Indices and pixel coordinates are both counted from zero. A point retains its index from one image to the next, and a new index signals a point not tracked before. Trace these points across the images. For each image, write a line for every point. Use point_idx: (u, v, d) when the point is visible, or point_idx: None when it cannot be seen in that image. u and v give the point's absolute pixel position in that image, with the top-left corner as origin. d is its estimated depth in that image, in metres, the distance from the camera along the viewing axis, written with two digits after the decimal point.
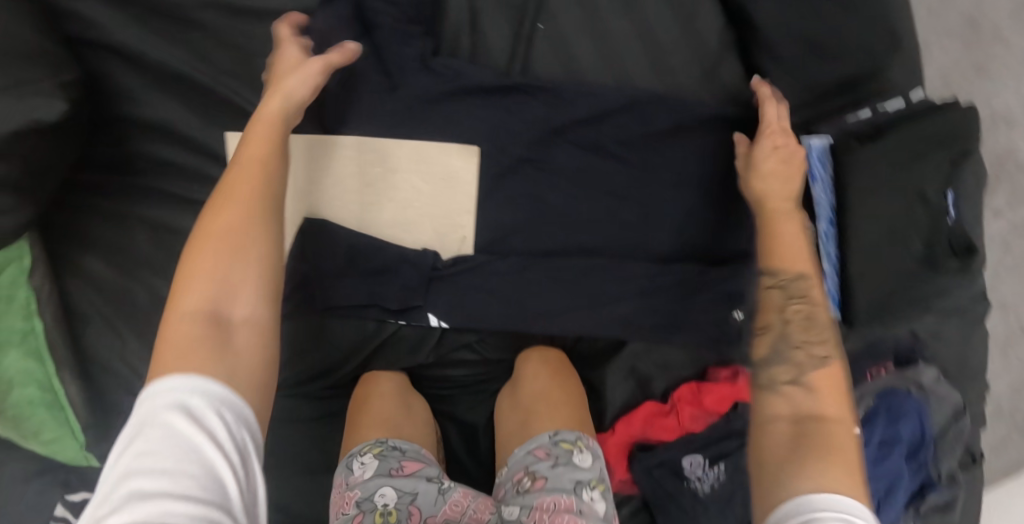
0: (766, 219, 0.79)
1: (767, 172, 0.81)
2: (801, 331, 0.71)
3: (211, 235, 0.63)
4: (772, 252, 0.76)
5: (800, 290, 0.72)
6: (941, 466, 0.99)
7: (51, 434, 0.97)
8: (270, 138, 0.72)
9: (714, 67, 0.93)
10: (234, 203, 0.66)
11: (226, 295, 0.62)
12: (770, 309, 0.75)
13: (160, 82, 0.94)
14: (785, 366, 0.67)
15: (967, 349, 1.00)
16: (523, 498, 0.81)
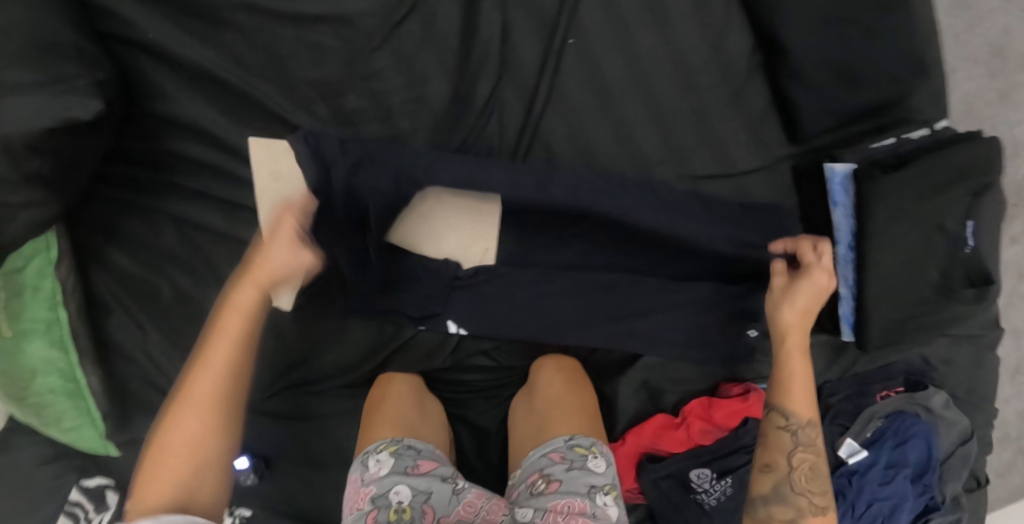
0: (782, 354, 0.80)
1: (799, 306, 0.79)
2: (803, 481, 0.77)
3: (172, 438, 0.68)
4: (790, 401, 0.79)
5: (807, 442, 0.79)
6: (946, 489, 1.00)
7: (72, 422, 1.00)
8: (238, 340, 0.73)
9: (742, 88, 0.89)
10: (201, 391, 0.70)
11: (187, 491, 0.68)
12: (776, 451, 0.79)
13: (195, 83, 0.94)
14: (786, 507, 0.76)
15: (978, 375, 1.01)
16: (537, 500, 0.83)
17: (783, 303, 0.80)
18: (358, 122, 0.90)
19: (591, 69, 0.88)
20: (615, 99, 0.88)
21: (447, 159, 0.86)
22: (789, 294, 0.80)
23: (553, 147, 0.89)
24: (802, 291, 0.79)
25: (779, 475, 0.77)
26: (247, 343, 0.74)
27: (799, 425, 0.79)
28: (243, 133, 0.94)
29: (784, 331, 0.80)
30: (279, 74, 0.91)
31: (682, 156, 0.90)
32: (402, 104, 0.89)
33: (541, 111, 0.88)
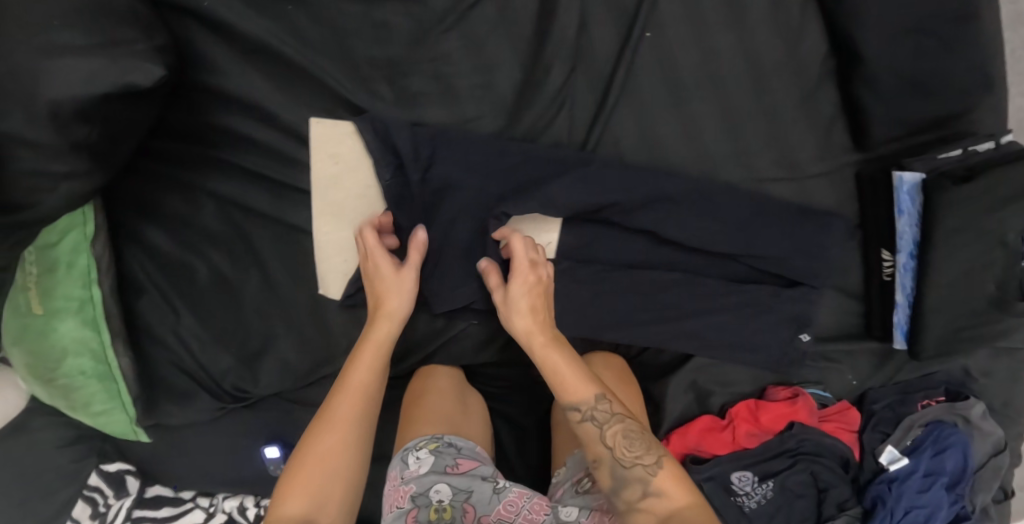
0: (538, 355, 0.77)
1: (522, 308, 0.78)
2: (627, 453, 0.71)
3: (310, 458, 0.73)
4: (573, 393, 0.75)
5: (605, 417, 0.73)
6: (976, 499, 1.00)
7: (102, 406, 0.96)
8: (373, 364, 0.80)
9: (814, 91, 0.89)
10: (341, 421, 0.76)
11: (317, 507, 0.72)
12: (592, 444, 0.73)
13: (248, 58, 0.88)
14: (633, 485, 0.69)
15: (1016, 388, 1.02)
16: (581, 499, 0.85)
17: (510, 314, 0.79)
18: (423, 106, 0.87)
19: (666, 63, 0.87)
20: (687, 96, 0.88)
21: (514, 147, 0.86)
22: (507, 301, 0.79)
23: (623, 142, 0.88)
24: (517, 291, 0.79)
25: (609, 464, 0.71)
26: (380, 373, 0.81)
27: (596, 407, 0.74)
28: (298, 111, 0.90)
29: (526, 337, 0.78)
30: (342, 52, 0.87)
31: (749, 158, 0.90)
32: (471, 89, 0.87)
33: (613, 103, 0.87)
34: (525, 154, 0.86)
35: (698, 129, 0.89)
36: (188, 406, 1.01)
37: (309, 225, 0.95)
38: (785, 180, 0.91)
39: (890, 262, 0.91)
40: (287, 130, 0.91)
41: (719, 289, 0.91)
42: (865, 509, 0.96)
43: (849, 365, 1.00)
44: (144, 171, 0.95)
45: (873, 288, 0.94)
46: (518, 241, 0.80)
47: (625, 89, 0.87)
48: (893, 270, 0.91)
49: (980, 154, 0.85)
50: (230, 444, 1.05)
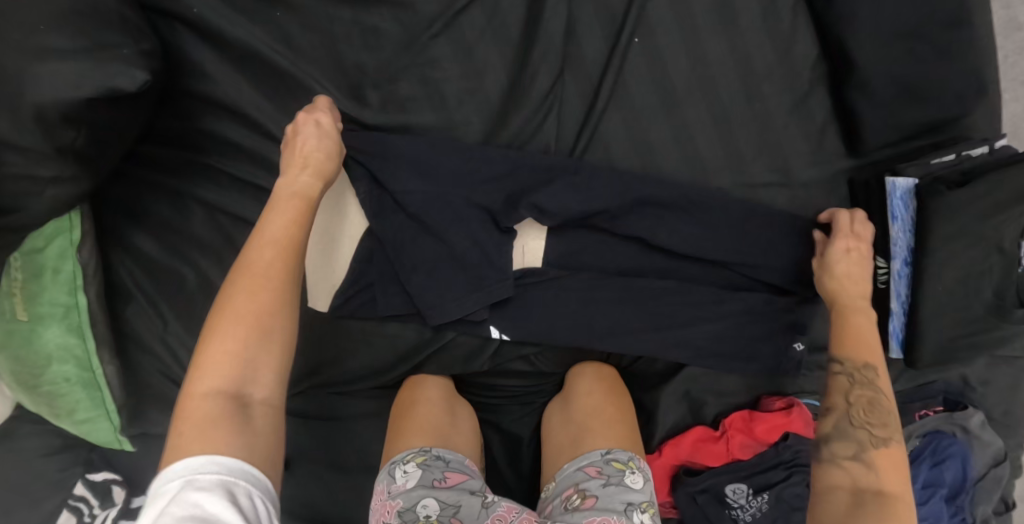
0: (840, 308, 0.81)
1: (848, 269, 0.82)
2: (864, 416, 0.76)
3: (232, 321, 0.64)
4: (844, 349, 0.79)
5: (864, 381, 0.77)
6: (978, 511, 0.99)
7: (85, 415, 0.94)
8: (290, 224, 0.72)
9: (805, 97, 0.89)
10: (260, 276, 0.67)
11: (250, 377, 0.63)
12: (834, 393, 0.78)
13: (237, 64, 0.88)
14: (850, 443, 0.73)
15: (1015, 398, 1.00)
16: (572, 515, 0.81)
17: (829, 270, 0.83)
18: (410, 111, 0.86)
19: (655, 69, 0.87)
20: (677, 102, 0.88)
21: (503, 154, 0.85)
22: (838, 254, 0.83)
23: (614, 149, 0.88)
24: (846, 251, 0.83)
25: (837, 415, 0.77)
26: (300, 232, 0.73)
27: (855, 368, 0.78)
28: (285, 117, 0.89)
29: (835, 294, 0.82)
30: (330, 57, 0.86)
31: (741, 163, 0.89)
32: (457, 96, 0.86)
33: (602, 109, 0.87)
34: (513, 159, 0.85)
35: (689, 136, 0.88)
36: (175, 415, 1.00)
37: None
38: (778, 188, 0.90)
39: (884, 270, 0.89)
40: (274, 136, 0.90)
41: (712, 296, 0.89)
42: None
43: None
44: (134, 177, 0.94)
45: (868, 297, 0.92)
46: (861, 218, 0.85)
47: (614, 94, 0.87)
48: (887, 277, 0.89)
49: (974, 158, 0.85)
50: None
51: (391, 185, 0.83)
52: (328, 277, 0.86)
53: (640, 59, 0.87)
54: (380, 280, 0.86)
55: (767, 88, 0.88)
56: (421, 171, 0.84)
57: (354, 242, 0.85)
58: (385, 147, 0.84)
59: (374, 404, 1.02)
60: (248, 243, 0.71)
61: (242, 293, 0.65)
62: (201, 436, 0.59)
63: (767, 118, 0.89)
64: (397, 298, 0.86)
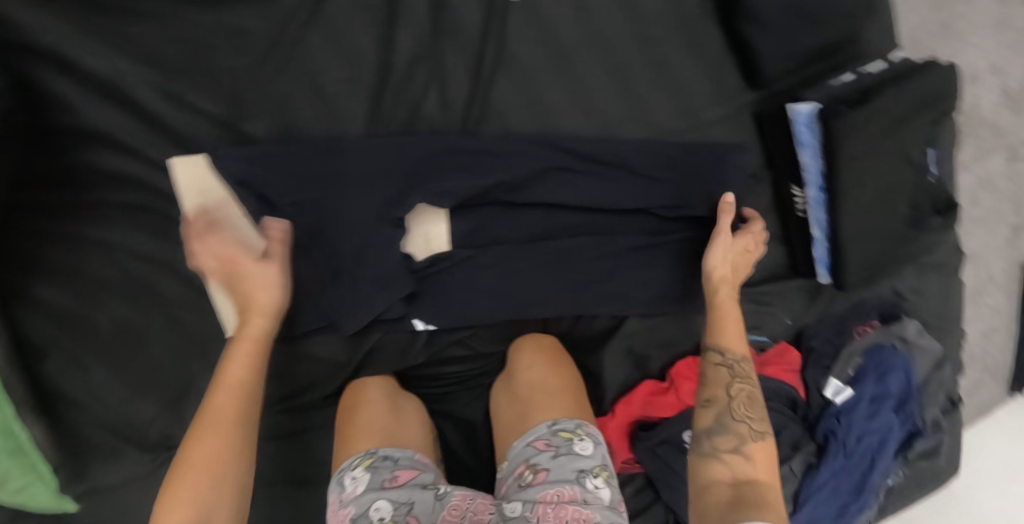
0: (719, 300, 0.81)
1: (737, 258, 0.83)
2: (741, 409, 0.75)
3: (187, 469, 0.66)
4: (720, 338, 0.79)
5: (742, 373, 0.78)
6: (926, 415, 1.02)
7: (18, 482, 0.87)
8: (247, 365, 0.73)
9: (697, 39, 0.87)
10: (224, 420, 0.69)
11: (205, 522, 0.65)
12: (714, 386, 0.77)
13: (103, 90, 0.82)
14: (730, 435, 0.72)
15: (945, 302, 1.03)
16: (526, 492, 0.80)
17: (719, 252, 0.82)
18: (296, 112, 0.82)
19: (541, 31, 0.84)
20: (568, 60, 0.85)
21: (399, 144, 0.81)
22: (732, 242, 0.83)
23: (515, 120, 0.85)
24: (744, 240, 0.84)
25: (719, 407, 0.75)
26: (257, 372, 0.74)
27: (735, 360, 0.78)
28: (166, 138, 0.84)
29: (718, 279, 0.82)
30: (199, 69, 0.82)
31: (644, 114, 0.87)
32: (341, 90, 0.82)
33: (492, 79, 0.84)
34: (411, 147, 0.81)
35: (587, 93, 0.86)
36: (118, 465, 0.96)
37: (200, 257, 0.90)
38: (685, 134, 0.89)
39: (801, 198, 0.89)
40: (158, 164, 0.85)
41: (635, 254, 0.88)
42: (819, 444, 0.96)
43: (782, 306, 0.99)
44: (16, 227, 0.87)
45: (791, 227, 0.93)
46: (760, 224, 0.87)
47: (505, 64, 0.84)
48: (804, 205, 0.90)
49: (873, 74, 0.85)
50: None
51: (288, 195, 0.79)
52: None
53: (524, 23, 0.84)
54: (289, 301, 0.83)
55: (658, 33, 0.86)
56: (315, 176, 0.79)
57: None
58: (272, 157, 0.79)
59: (321, 415, 1.00)
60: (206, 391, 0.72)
61: (198, 441, 0.67)
62: None
63: (663, 64, 0.87)
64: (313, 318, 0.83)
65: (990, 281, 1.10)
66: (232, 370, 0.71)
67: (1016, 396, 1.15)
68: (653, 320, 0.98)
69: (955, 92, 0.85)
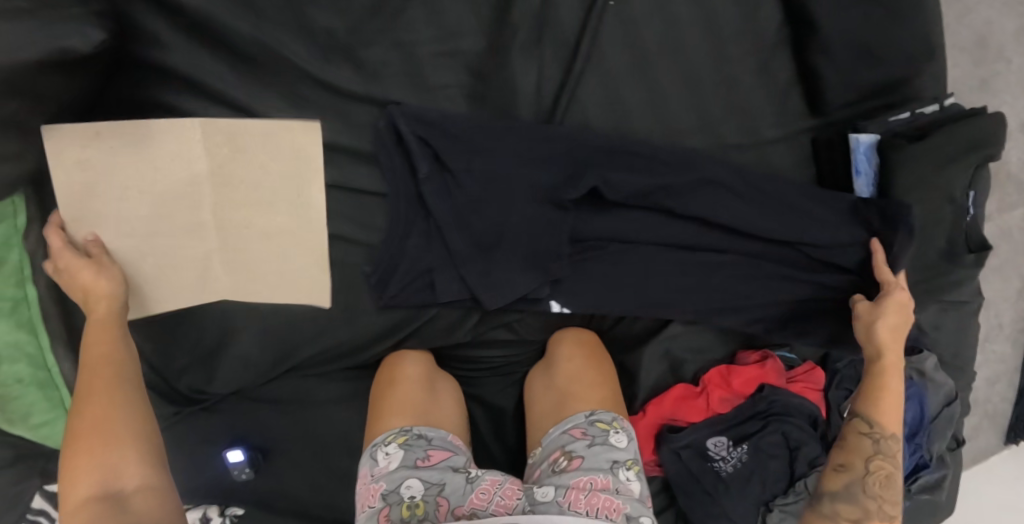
0: (881, 369, 0.84)
1: (892, 322, 0.85)
2: (875, 487, 0.81)
3: (80, 436, 0.69)
4: (874, 411, 0.84)
5: (886, 452, 0.83)
6: (933, 448, 1.06)
7: (43, 416, 0.89)
8: (107, 338, 0.76)
9: (770, 62, 0.92)
10: (101, 387, 0.72)
11: (112, 472, 0.67)
12: (853, 453, 0.83)
13: (196, 30, 0.81)
14: (852, 506, 0.81)
15: (963, 341, 1.08)
16: (559, 478, 0.82)
17: (869, 321, 0.85)
18: (387, 80, 0.86)
19: (628, 33, 0.88)
20: (650, 66, 0.89)
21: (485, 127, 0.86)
22: (880, 315, 0.85)
23: (595, 117, 0.89)
24: (890, 301, 0.85)
25: (853, 476, 0.82)
26: (125, 341, 0.78)
27: (883, 437, 0.83)
28: (250, 87, 0.84)
29: (876, 353, 0.85)
30: (297, 22, 0.82)
31: (711, 126, 0.92)
32: (433, 63, 0.86)
33: (580, 73, 0.87)
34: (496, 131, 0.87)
35: (662, 99, 0.90)
36: None
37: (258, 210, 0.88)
38: (746, 151, 0.93)
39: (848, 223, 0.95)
40: (242, 107, 0.84)
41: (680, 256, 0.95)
42: None
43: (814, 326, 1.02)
44: None
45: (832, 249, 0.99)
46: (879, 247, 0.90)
47: (591, 60, 0.87)
48: None
49: (927, 116, 0.91)
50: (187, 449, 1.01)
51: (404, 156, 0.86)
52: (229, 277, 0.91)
53: (614, 24, 0.87)
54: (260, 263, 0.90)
55: (735, 52, 0.91)
56: (278, 145, 0.85)
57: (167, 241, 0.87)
58: (274, 119, 0.84)
59: (352, 386, 1.00)
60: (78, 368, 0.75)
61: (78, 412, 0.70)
62: None
63: (734, 81, 0.92)
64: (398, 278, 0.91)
65: (999, 329, 1.16)
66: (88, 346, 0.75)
67: (1011, 445, 1.21)
68: (691, 327, 1.01)
69: (1001, 138, 0.91)
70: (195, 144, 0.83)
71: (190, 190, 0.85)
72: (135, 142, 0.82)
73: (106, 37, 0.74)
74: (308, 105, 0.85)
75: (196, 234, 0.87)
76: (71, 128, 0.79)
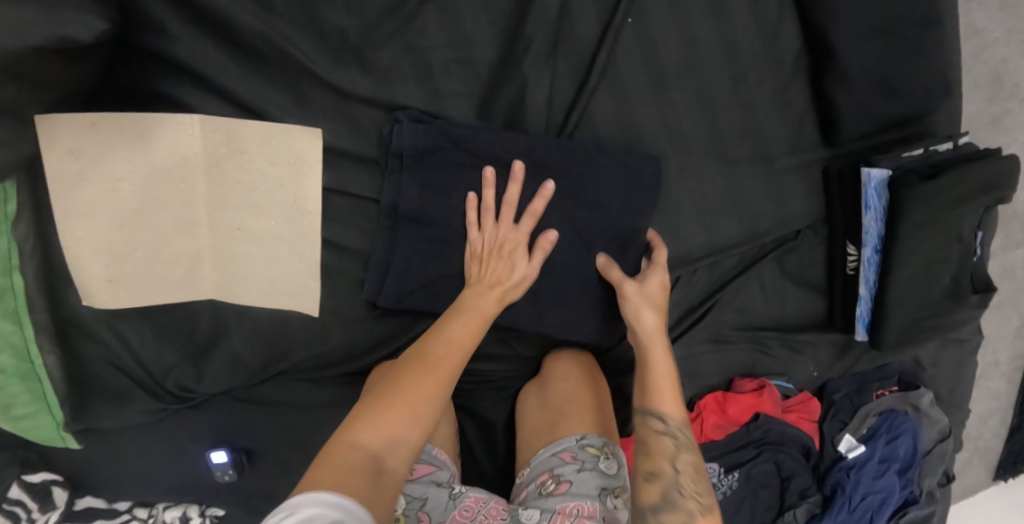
0: (645, 348, 0.81)
1: (659, 317, 0.82)
2: (688, 483, 0.74)
3: (396, 398, 0.70)
4: (660, 403, 0.79)
5: (684, 442, 0.77)
6: (924, 483, 1.04)
7: (24, 409, 0.87)
8: (470, 334, 0.77)
9: (785, 89, 0.91)
10: (441, 369, 0.73)
11: (392, 443, 0.67)
12: (658, 456, 0.76)
13: (203, 21, 0.79)
14: (677, 512, 0.72)
15: (958, 379, 1.07)
16: (545, 501, 0.82)
17: (632, 307, 0.82)
18: (397, 82, 0.84)
19: (646, 51, 0.86)
20: (665, 85, 0.88)
21: (495, 136, 0.84)
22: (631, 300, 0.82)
23: (608, 134, 0.88)
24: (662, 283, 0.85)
25: (665, 481, 0.74)
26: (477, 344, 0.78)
27: (676, 429, 0.78)
28: (256, 83, 0.82)
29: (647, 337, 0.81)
30: (306, 19, 0.80)
31: (723, 149, 0.91)
32: (444, 70, 0.84)
33: (594, 87, 0.86)
34: (507, 143, 0.84)
35: (674, 120, 0.89)
36: (125, 409, 0.93)
37: (256, 211, 0.85)
38: (755, 177, 0.93)
39: (855, 256, 0.94)
40: (244, 103, 0.82)
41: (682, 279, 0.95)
42: (824, 496, 0.97)
43: (813, 356, 1.02)
44: None
45: (836, 280, 0.97)
46: (610, 267, 0.86)
47: (606, 76, 0.86)
48: (857, 264, 0.94)
49: (941, 154, 0.89)
50: (170, 448, 0.98)
51: (417, 159, 0.84)
52: (213, 277, 0.88)
53: (631, 41, 0.86)
54: (253, 263, 0.88)
55: (750, 76, 0.90)
56: (278, 149, 0.83)
57: (154, 237, 0.85)
58: (277, 122, 0.82)
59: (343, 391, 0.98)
60: (428, 336, 0.77)
61: (415, 374, 0.71)
62: (337, 478, 0.61)
63: (749, 105, 0.91)
64: (391, 285, 0.88)
65: (994, 366, 1.16)
66: (463, 333, 0.76)
67: (999, 482, 1.23)
68: (694, 352, 0.98)
69: (1015, 180, 0.89)
70: (193, 141, 0.81)
71: (185, 188, 0.83)
72: (130, 134, 0.80)
73: (109, 26, 0.71)
74: (313, 107, 0.83)
75: (185, 229, 0.85)
76: (66, 117, 0.77)
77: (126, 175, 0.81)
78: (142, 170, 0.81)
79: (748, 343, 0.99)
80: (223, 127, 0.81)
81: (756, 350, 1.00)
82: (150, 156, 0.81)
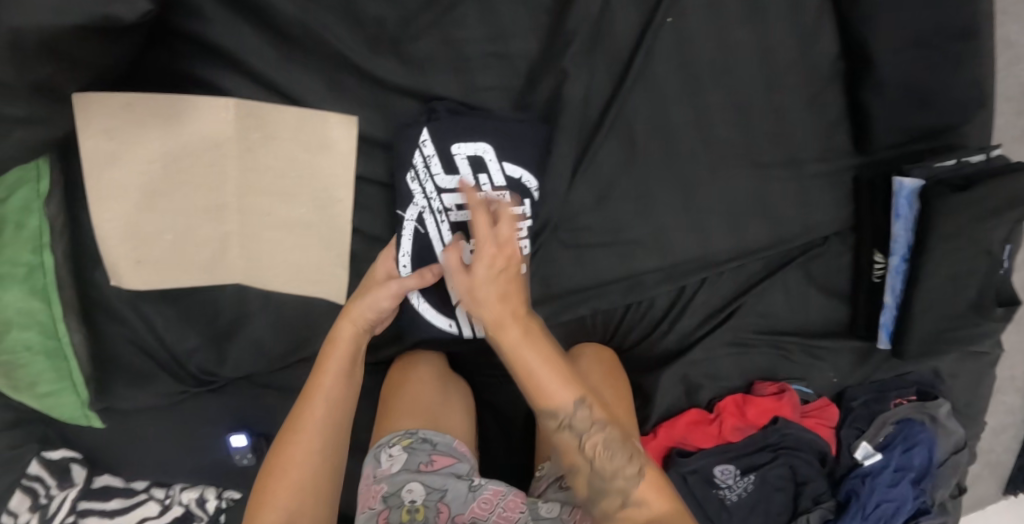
0: (507, 353, 0.60)
1: (487, 295, 0.60)
2: (607, 463, 0.63)
3: (313, 402, 0.70)
4: (543, 398, 0.62)
5: (582, 423, 0.63)
6: (936, 494, 1.05)
7: (49, 387, 0.87)
8: (343, 371, 0.73)
9: (819, 95, 0.91)
10: (337, 363, 0.73)
11: (319, 443, 0.69)
12: (569, 451, 0.64)
13: (242, 6, 0.79)
14: (611, 496, 0.62)
15: (976, 392, 1.07)
16: (565, 495, 0.82)
17: (473, 300, 0.61)
18: (433, 73, 0.83)
19: (684, 52, 0.86)
20: (700, 87, 0.87)
21: (529, 132, 0.83)
22: (466, 282, 0.61)
23: (642, 134, 0.87)
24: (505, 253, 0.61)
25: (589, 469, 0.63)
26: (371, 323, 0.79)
27: (572, 413, 0.62)
28: (291, 69, 0.81)
29: (500, 330, 0.61)
30: (345, 8, 0.80)
31: (756, 153, 0.91)
32: (481, 64, 0.83)
33: (630, 86, 0.85)
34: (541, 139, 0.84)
35: (707, 121, 0.89)
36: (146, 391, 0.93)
37: (286, 197, 0.85)
38: (784, 182, 0.93)
39: (882, 264, 0.94)
40: (278, 89, 0.81)
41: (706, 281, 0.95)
42: (838, 502, 0.98)
43: (833, 363, 1.02)
44: None
45: (861, 288, 0.97)
46: (451, 254, 0.64)
47: (642, 75, 0.86)
48: (883, 272, 0.94)
49: (974, 165, 0.87)
50: (187, 434, 0.98)
51: None
52: (240, 262, 0.88)
53: (669, 42, 0.85)
54: (280, 249, 0.88)
55: (786, 81, 0.89)
56: (311, 135, 0.83)
57: (183, 221, 0.84)
58: (312, 109, 0.82)
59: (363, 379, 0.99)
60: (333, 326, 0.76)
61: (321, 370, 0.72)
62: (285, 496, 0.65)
63: (783, 110, 0.90)
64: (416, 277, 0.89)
65: (1011, 380, 1.17)
66: (330, 377, 0.72)
67: (1008, 496, 1.23)
68: (715, 354, 0.98)
69: None
70: (226, 124, 0.81)
71: (215, 171, 0.83)
72: (164, 116, 0.80)
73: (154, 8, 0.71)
74: (348, 96, 0.83)
75: (212, 213, 0.85)
76: (101, 97, 0.77)
77: (157, 157, 0.81)
78: (173, 153, 0.81)
79: (769, 348, 1.00)
80: (256, 111, 0.81)
81: (777, 355, 1.00)
82: (182, 139, 0.81)
